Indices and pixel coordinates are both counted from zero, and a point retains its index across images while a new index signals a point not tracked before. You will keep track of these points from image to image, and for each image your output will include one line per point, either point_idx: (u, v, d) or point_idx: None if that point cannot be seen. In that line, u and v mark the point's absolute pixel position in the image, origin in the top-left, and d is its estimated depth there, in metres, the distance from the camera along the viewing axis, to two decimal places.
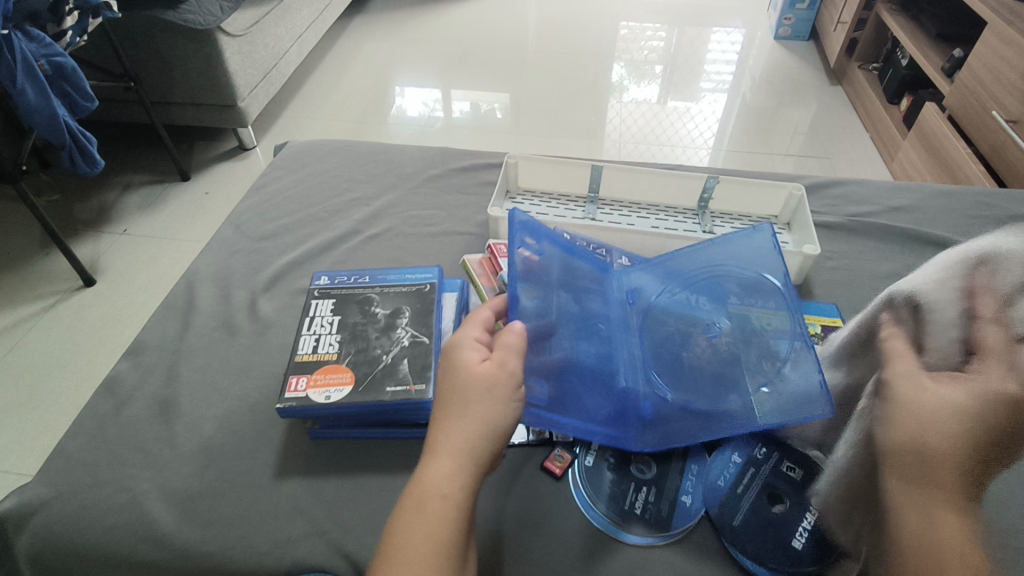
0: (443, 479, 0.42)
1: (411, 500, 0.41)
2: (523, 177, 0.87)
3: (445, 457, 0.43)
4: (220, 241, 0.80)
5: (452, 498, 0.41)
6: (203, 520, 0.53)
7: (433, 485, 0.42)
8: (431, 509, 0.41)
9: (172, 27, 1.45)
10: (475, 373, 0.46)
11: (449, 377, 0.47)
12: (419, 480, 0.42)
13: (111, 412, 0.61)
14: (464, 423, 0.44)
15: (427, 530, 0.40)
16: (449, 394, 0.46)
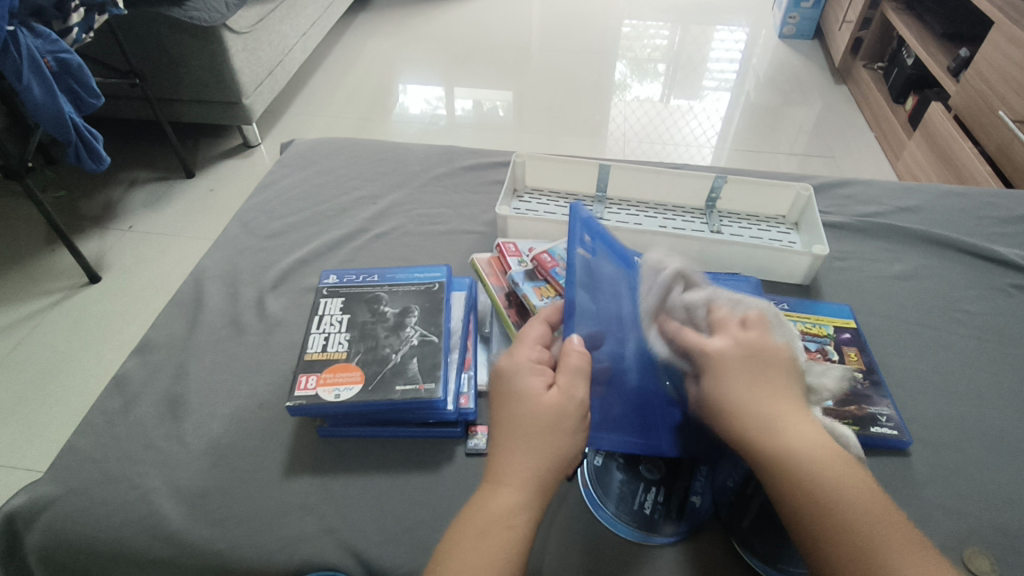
0: (509, 510, 0.42)
1: (473, 526, 0.41)
2: (531, 176, 0.87)
3: (511, 489, 0.42)
4: (227, 239, 0.80)
5: (516, 530, 0.41)
6: (213, 518, 0.54)
7: (499, 515, 0.41)
8: (495, 539, 0.41)
9: (177, 24, 1.45)
10: (542, 403, 0.45)
11: (515, 402, 0.45)
12: (483, 507, 0.42)
13: (121, 409, 0.61)
14: (532, 454, 0.43)
15: (491, 560, 0.40)
16: (515, 421, 0.45)
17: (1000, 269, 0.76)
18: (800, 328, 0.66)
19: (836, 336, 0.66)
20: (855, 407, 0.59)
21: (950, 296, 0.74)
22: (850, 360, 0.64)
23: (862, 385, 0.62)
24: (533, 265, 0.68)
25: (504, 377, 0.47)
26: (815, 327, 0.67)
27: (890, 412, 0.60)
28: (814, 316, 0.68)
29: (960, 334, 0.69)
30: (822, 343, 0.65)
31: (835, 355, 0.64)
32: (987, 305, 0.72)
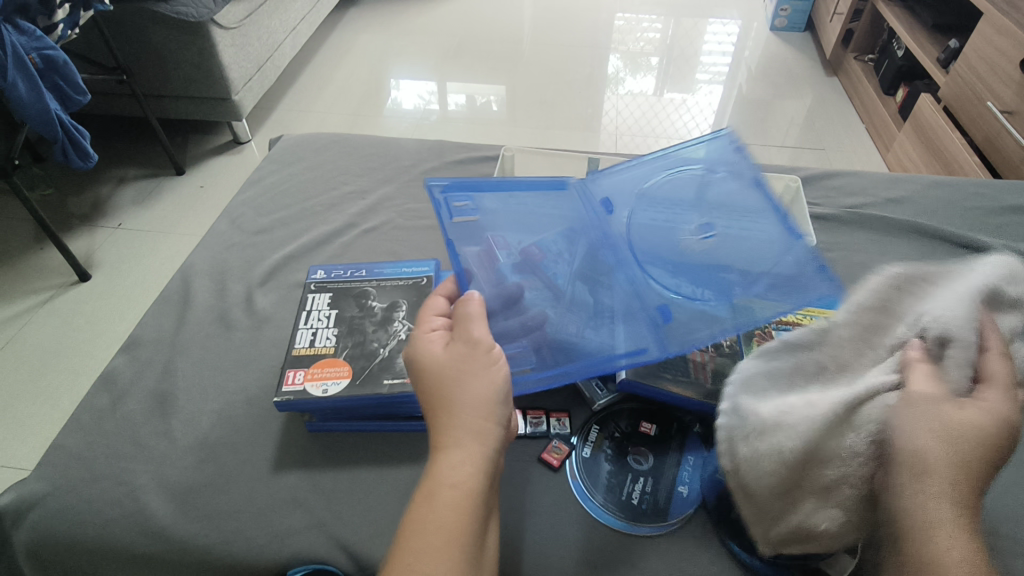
0: (449, 467, 0.44)
1: (421, 495, 0.43)
2: (519, 170, 0.87)
3: (449, 447, 0.45)
4: (215, 236, 0.80)
5: (463, 484, 0.43)
6: (202, 514, 0.54)
7: (443, 477, 0.43)
8: (442, 499, 0.42)
9: (165, 20, 1.44)
10: (443, 360, 0.49)
11: (423, 370, 0.49)
12: (427, 473, 0.44)
13: (108, 406, 0.61)
14: (461, 409, 0.46)
15: (438, 521, 0.41)
16: (432, 384, 0.48)
17: (986, 259, 0.77)
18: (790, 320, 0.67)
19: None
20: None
21: None
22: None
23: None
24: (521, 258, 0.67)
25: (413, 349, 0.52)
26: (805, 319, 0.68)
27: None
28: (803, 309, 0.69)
29: None
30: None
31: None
32: None
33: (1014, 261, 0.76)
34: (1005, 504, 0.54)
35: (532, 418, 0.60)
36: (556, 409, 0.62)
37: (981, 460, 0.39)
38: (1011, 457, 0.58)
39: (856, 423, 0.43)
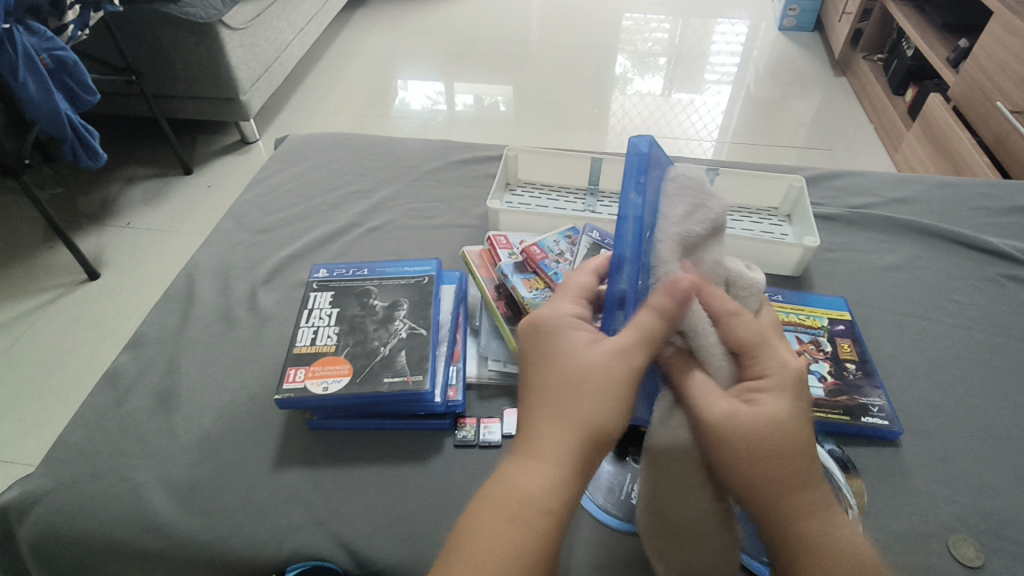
0: (540, 486, 0.39)
1: (499, 507, 0.38)
2: (523, 170, 0.87)
3: (542, 462, 0.39)
4: (220, 234, 0.80)
5: (544, 511, 0.38)
6: (203, 510, 0.54)
7: (523, 494, 0.38)
8: (521, 524, 0.38)
9: (174, 21, 1.45)
10: (581, 367, 0.42)
11: (553, 359, 0.44)
12: (509, 481, 0.39)
13: (112, 403, 0.62)
14: (568, 427, 0.40)
15: (509, 550, 0.37)
16: (552, 379, 0.42)
17: (993, 260, 0.76)
18: (794, 319, 0.67)
19: (831, 327, 0.66)
20: (846, 396, 0.60)
21: (943, 288, 0.73)
22: (843, 351, 0.64)
23: (855, 375, 0.61)
24: (523, 257, 0.67)
25: (543, 332, 0.45)
26: (810, 319, 0.67)
27: (881, 401, 0.60)
28: (807, 308, 0.68)
29: (951, 325, 0.69)
30: (817, 334, 0.65)
31: (828, 346, 0.64)
32: (979, 296, 0.72)
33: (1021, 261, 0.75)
34: (1009, 507, 0.53)
35: None
36: None
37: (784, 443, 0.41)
38: (1015, 459, 0.57)
39: (688, 457, 0.44)
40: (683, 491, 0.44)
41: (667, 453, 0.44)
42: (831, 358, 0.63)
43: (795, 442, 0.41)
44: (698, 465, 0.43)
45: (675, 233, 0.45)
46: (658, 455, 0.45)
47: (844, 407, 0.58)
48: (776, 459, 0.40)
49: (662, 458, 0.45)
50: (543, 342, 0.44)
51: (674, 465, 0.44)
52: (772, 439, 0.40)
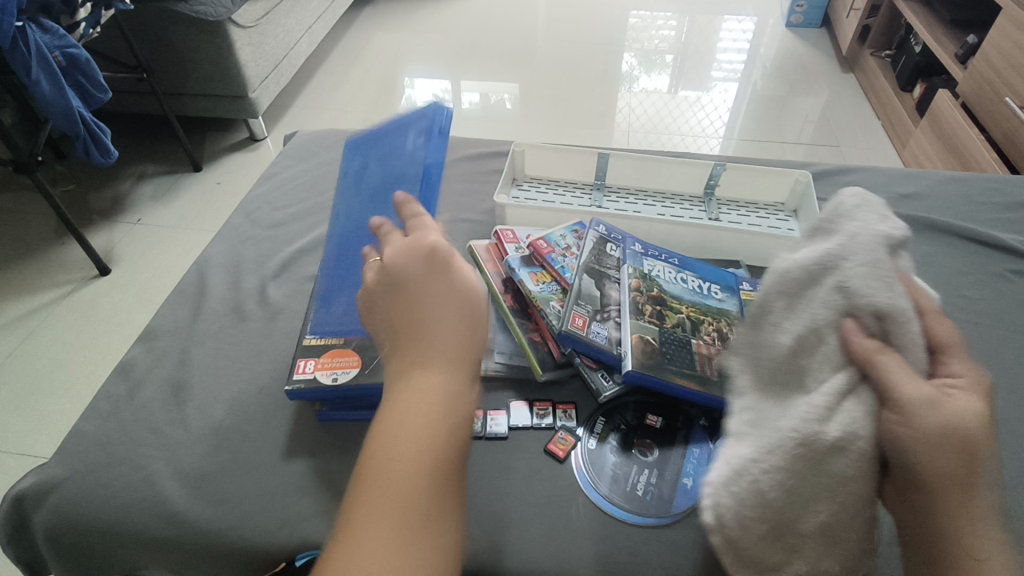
0: (435, 395, 0.40)
1: (408, 422, 0.39)
2: (529, 166, 0.88)
3: (435, 375, 0.40)
4: (230, 229, 0.81)
5: (452, 415, 0.40)
6: (216, 499, 0.55)
7: (429, 405, 0.39)
8: (433, 432, 0.39)
9: (183, 19, 1.47)
10: (438, 294, 0.44)
11: (409, 293, 0.44)
12: (409, 399, 0.40)
13: (126, 394, 0.63)
14: (448, 340, 0.42)
15: (427, 456, 0.38)
16: (416, 309, 0.43)
17: (1001, 255, 0.76)
18: None
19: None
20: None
21: (950, 283, 0.73)
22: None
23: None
24: (529, 251, 0.68)
25: (395, 276, 0.45)
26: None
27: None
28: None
29: (958, 320, 0.69)
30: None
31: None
32: (986, 291, 0.72)
33: None
34: (1014, 499, 0.54)
35: (539, 409, 0.60)
36: (562, 400, 0.61)
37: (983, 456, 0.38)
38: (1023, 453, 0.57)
39: (852, 451, 0.39)
40: (828, 488, 0.40)
41: (838, 447, 0.39)
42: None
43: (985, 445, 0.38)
44: (860, 458, 0.39)
45: (883, 232, 0.45)
46: (807, 444, 0.39)
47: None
48: (966, 459, 0.37)
49: (815, 446, 0.39)
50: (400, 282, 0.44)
51: (812, 459, 0.40)
52: (978, 444, 0.38)
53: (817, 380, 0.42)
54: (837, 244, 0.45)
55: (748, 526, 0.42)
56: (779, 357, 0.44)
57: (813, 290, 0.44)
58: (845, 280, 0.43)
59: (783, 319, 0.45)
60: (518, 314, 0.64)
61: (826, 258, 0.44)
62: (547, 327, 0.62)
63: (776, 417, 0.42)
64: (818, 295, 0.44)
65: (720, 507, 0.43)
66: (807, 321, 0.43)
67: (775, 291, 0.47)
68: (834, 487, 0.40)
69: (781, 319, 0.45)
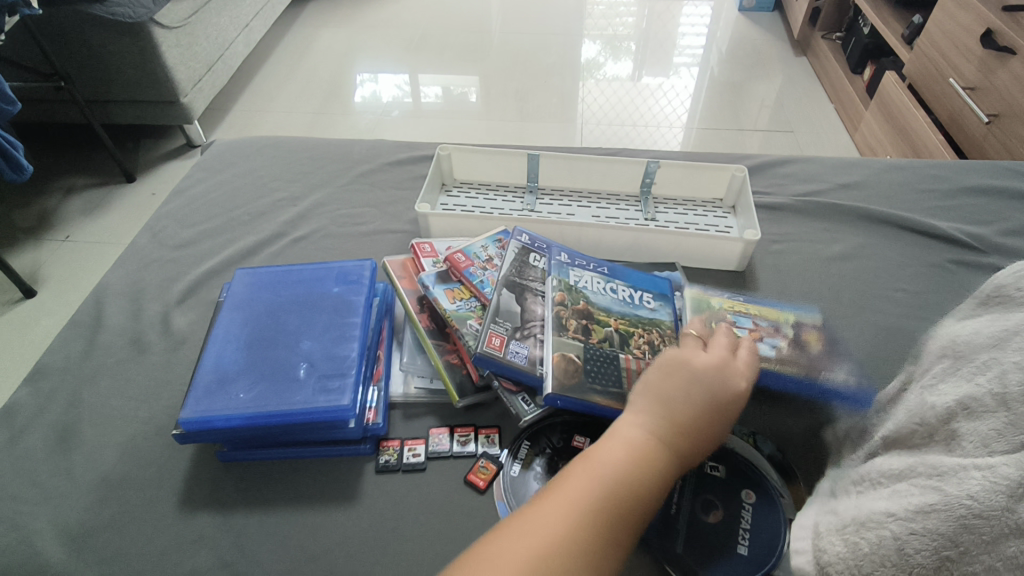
0: (634, 449, 0.42)
1: (586, 462, 0.41)
2: (458, 169, 0.83)
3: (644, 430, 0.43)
4: (134, 252, 0.75)
5: (641, 471, 0.41)
6: (100, 558, 0.50)
7: (612, 454, 0.42)
8: (618, 482, 0.40)
9: (101, 22, 1.38)
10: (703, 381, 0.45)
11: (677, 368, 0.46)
12: (612, 441, 0.43)
13: (6, 443, 0.57)
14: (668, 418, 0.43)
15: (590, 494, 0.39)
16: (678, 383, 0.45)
17: (941, 245, 0.74)
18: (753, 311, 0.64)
19: (796, 322, 0.64)
20: (801, 373, 0.59)
21: (890, 276, 0.71)
22: (806, 340, 0.63)
23: (812, 363, 0.60)
24: (447, 266, 0.64)
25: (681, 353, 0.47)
26: (769, 313, 0.65)
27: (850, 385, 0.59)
28: (765, 306, 0.66)
29: (896, 316, 0.67)
30: (778, 325, 0.64)
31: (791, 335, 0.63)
32: (925, 283, 0.70)
33: (969, 245, 0.73)
34: None
35: (461, 436, 0.57)
36: (486, 425, 0.58)
37: None
38: None
39: None
40: (990, 572, 0.30)
41: (1012, 531, 0.29)
42: (792, 343, 0.62)
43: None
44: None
45: None
46: (983, 519, 0.30)
47: (800, 379, 0.58)
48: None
49: (994, 522, 0.30)
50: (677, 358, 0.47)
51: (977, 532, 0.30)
52: None
53: (988, 447, 0.32)
54: None
55: None
56: (932, 420, 0.36)
57: (990, 356, 0.35)
58: None
59: (944, 381, 0.38)
60: (433, 334, 0.60)
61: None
62: (464, 349, 0.57)
63: (933, 477, 0.33)
64: (1003, 360, 0.34)
65: (826, 556, 0.36)
66: (979, 384, 0.34)
67: (938, 353, 0.40)
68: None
69: (941, 379, 0.38)
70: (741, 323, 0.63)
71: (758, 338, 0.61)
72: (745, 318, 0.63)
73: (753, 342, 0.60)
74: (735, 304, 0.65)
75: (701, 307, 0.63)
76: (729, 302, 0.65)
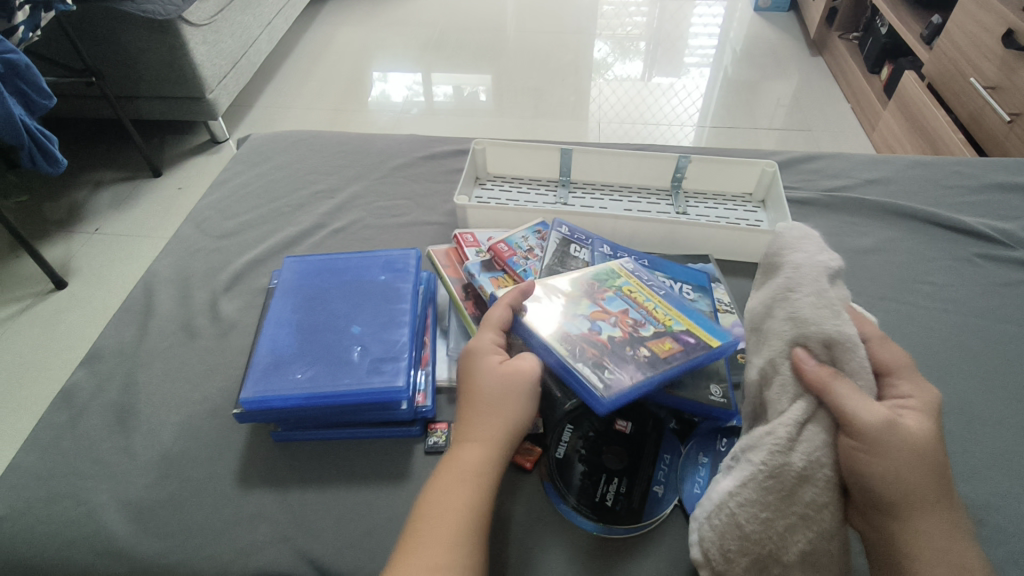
0: (477, 461, 0.47)
1: (443, 480, 0.46)
2: (491, 163, 0.85)
3: (475, 442, 0.48)
4: (179, 241, 0.77)
5: (483, 478, 0.46)
6: (164, 531, 0.52)
7: (464, 468, 0.46)
8: (463, 490, 0.45)
9: (131, 19, 1.40)
10: (497, 380, 0.50)
11: (472, 378, 0.51)
12: (455, 460, 0.47)
13: (67, 423, 0.59)
14: (486, 419, 0.49)
15: (449, 515, 0.44)
16: (476, 390, 0.50)
17: (969, 239, 0.75)
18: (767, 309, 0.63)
19: (678, 332, 0.56)
20: (598, 351, 0.53)
21: (920, 269, 0.73)
22: (657, 343, 0.55)
23: (638, 356, 0.53)
24: (490, 255, 0.66)
25: (471, 360, 0.52)
26: (666, 315, 0.58)
27: (614, 385, 0.51)
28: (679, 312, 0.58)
29: (927, 308, 0.68)
30: (650, 322, 0.57)
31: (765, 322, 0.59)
32: (954, 277, 0.71)
33: (997, 240, 0.74)
34: (990, 495, 0.53)
35: None
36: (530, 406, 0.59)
37: (940, 474, 0.40)
38: (991, 441, 0.57)
39: (817, 478, 0.41)
40: (801, 514, 0.41)
41: (799, 480, 0.41)
42: (631, 335, 0.55)
43: (931, 457, 0.40)
44: (825, 485, 0.41)
45: (824, 264, 0.50)
46: (775, 476, 0.42)
47: (574, 351, 0.53)
48: (927, 476, 0.40)
49: (783, 477, 0.42)
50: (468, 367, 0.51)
51: (781, 489, 0.42)
52: (929, 458, 0.40)
53: (779, 413, 0.45)
54: (786, 278, 0.50)
55: (730, 560, 0.44)
56: (753, 399, 0.49)
57: (763, 329, 0.49)
58: (794, 312, 0.47)
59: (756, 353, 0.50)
60: (478, 321, 0.62)
61: (777, 291, 0.49)
62: None
63: (747, 451, 0.45)
64: (771, 333, 0.48)
65: (704, 544, 0.45)
66: (761, 364, 0.48)
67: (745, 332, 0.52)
68: (808, 515, 0.41)
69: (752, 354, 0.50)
70: (611, 305, 0.59)
71: (597, 316, 0.57)
72: (620, 304, 0.59)
73: (580, 312, 0.57)
74: (636, 292, 0.60)
75: (583, 280, 0.62)
76: (631, 288, 0.61)
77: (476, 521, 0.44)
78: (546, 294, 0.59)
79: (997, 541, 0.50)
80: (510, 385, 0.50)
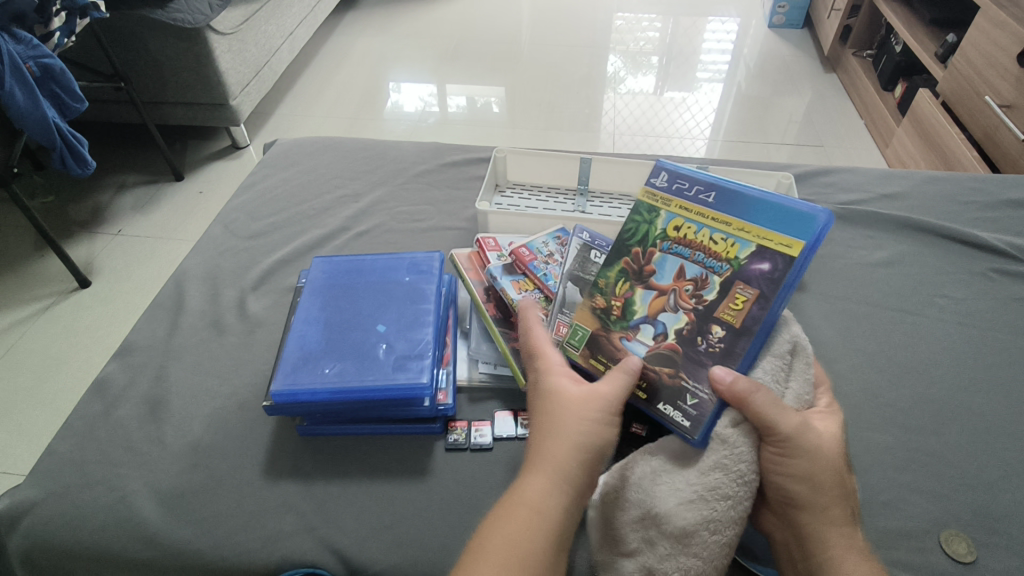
0: (542, 490, 0.44)
1: (506, 508, 0.44)
2: (511, 171, 0.87)
3: (542, 472, 0.45)
4: (208, 241, 0.80)
5: (544, 508, 0.43)
6: (193, 519, 0.54)
7: (527, 496, 0.44)
8: (525, 519, 0.43)
9: (160, 26, 1.45)
10: (577, 408, 0.48)
11: (551, 404, 0.49)
12: (519, 485, 0.45)
13: (101, 412, 0.61)
14: (558, 446, 0.46)
15: (508, 543, 0.41)
16: (553, 417, 0.48)
17: (983, 254, 0.76)
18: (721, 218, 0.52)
19: (745, 266, 0.50)
20: (670, 368, 0.51)
21: (933, 283, 0.74)
22: (730, 305, 0.50)
23: (712, 349, 0.50)
24: (511, 259, 0.68)
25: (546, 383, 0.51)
26: (726, 243, 0.52)
27: (698, 418, 0.49)
28: (739, 222, 0.51)
29: (941, 321, 0.69)
30: (712, 271, 0.52)
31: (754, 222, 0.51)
32: (969, 291, 0.72)
33: (1011, 256, 0.75)
34: (1003, 503, 0.54)
35: (524, 419, 0.60)
36: None
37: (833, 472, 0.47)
38: (1006, 453, 0.57)
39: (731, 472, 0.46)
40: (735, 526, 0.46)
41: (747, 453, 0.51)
42: (698, 313, 0.51)
43: (826, 480, 0.46)
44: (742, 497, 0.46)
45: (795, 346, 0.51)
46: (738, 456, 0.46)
47: (649, 383, 0.51)
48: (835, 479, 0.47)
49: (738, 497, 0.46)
50: (546, 391, 0.50)
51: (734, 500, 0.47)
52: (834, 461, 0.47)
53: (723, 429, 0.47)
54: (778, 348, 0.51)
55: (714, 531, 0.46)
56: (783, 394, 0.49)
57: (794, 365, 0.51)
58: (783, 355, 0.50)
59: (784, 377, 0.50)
60: (500, 323, 0.63)
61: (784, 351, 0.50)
62: None
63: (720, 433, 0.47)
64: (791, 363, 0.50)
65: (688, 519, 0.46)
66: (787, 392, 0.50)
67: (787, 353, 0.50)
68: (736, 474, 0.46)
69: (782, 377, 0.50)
70: (662, 276, 0.54)
71: (657, 307, 0.53)
72: (672, 268, 0.54)
73: (638, 317, 0.54)
74: (682, 224, 0.54)
75: (621, 251, 0.57)
76: (678, 222, 0.55)
77: (526, 549, 0.41)
78: (598, 311, 0.56)
79: (1012, 551, 0.51)
80: (585, 415, 0.48)
